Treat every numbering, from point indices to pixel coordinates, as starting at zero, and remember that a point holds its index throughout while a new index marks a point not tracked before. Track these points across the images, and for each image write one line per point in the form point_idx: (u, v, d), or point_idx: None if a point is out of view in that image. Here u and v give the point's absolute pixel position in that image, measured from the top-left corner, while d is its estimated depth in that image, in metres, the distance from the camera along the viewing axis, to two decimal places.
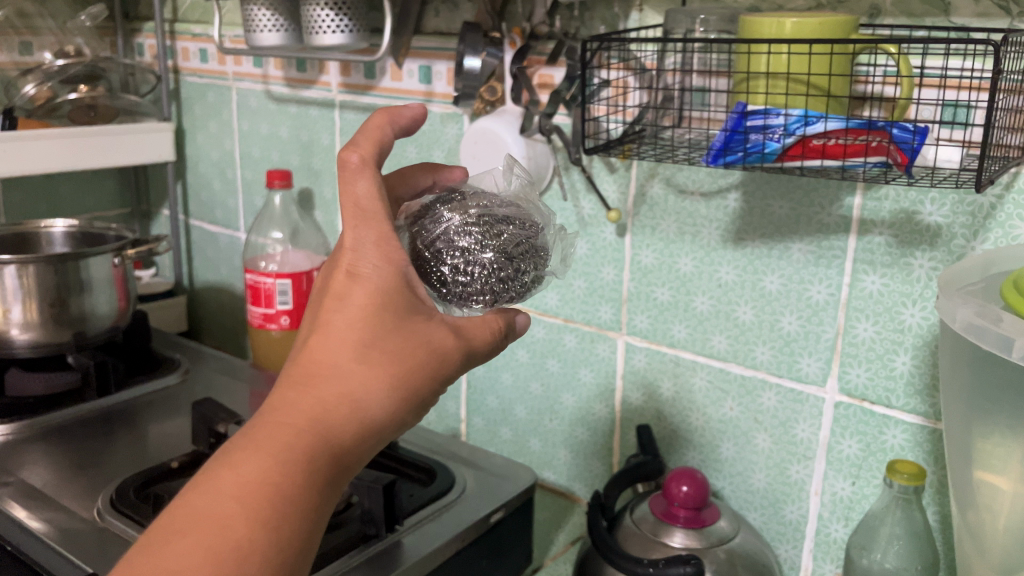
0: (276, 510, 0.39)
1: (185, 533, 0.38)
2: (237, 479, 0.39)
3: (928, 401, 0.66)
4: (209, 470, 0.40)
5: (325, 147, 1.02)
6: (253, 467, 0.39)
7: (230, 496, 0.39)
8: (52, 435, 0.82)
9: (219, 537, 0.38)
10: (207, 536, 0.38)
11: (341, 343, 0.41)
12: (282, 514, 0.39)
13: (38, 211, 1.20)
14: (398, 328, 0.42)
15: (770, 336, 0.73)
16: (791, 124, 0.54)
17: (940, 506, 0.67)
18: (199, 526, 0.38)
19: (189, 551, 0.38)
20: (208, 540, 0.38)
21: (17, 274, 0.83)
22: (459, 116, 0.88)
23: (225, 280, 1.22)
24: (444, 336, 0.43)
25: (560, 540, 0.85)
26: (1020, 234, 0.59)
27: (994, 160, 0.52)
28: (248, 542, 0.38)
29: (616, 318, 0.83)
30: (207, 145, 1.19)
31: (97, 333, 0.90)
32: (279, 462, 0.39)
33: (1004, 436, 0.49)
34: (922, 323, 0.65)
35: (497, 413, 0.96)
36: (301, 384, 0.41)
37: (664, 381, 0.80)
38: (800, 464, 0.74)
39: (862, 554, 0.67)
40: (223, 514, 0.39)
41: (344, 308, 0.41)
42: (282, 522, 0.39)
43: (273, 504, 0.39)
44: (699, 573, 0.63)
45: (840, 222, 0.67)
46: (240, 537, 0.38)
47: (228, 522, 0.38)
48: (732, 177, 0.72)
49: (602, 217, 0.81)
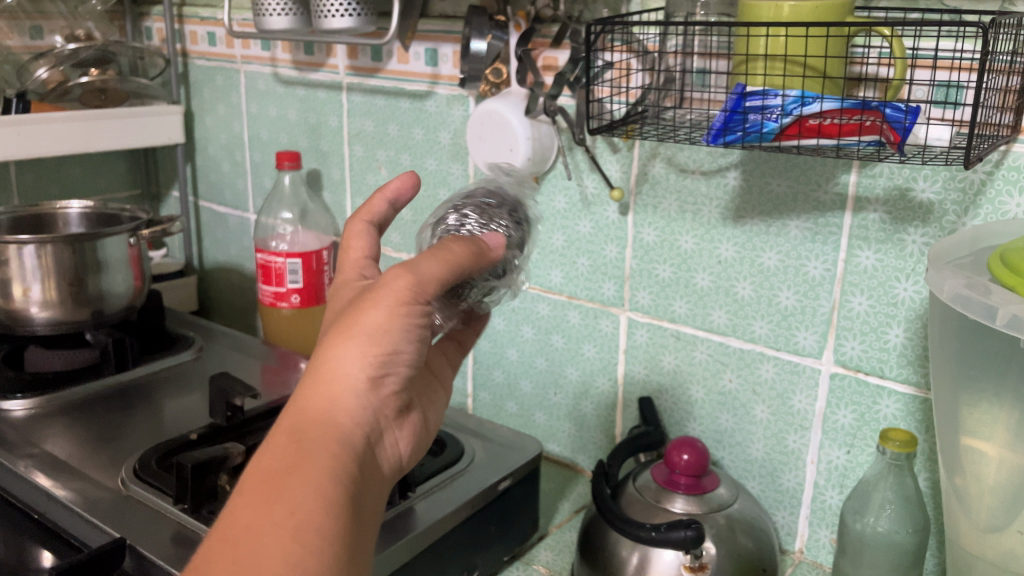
0: (274, 498, 0.43)
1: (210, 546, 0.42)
2: (249, 480, 0.44)
3: (920, 371, 0.68)
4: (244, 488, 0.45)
5: (333, 129, 1.04)
6: (262, 459, 0.45)
7: (241, 489, 0.44)
8: (72, 409, 0.85)
9: (239, 533, 0.42)
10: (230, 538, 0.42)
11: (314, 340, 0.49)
12: (280, 503, 0.43)
13: (50, 193, 1.22)
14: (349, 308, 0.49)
15: (768, 310, 0.75)
16: (789, 104, 0.56)
17: (930, 473, 0.70)
18: (220, 535, 0.43)
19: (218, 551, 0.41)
20: (226, 542, 0.42)
21: (36, 254, 0.85)
22: (464, 98, 0.90)
23: (235, 260, 1.24)
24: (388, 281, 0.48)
25: (565, 509, 0.88)
26: (1009, 210, 0.61)
27: (983, 138, 0.55)
28: (254, 534, 0.42)
29: (619, 295, 0.85)
30: (216, 128, 1.21)
31: (114, 312, 0.92)
32: (277, 450, 0.45)
33: (991, 403, 0.52)
34: (914, 297, 0.67)
35: (503, 387, 0.98)
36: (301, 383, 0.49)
37: (665, 355, 0.83)
38: (797, 433, 0.76)
39: (856, 519, 0.70)
40: (237, 516, 0.43)
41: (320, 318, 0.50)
42: (278, 504, 0.43)
43: (270, 498, 0.43)
44: (699, 537, 0.66)
45: (835, 200, 0.69)
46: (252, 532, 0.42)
47: (244, 514, 0.42)
48: (732, 156, 0.74)
49: (605, 196, 0.83)
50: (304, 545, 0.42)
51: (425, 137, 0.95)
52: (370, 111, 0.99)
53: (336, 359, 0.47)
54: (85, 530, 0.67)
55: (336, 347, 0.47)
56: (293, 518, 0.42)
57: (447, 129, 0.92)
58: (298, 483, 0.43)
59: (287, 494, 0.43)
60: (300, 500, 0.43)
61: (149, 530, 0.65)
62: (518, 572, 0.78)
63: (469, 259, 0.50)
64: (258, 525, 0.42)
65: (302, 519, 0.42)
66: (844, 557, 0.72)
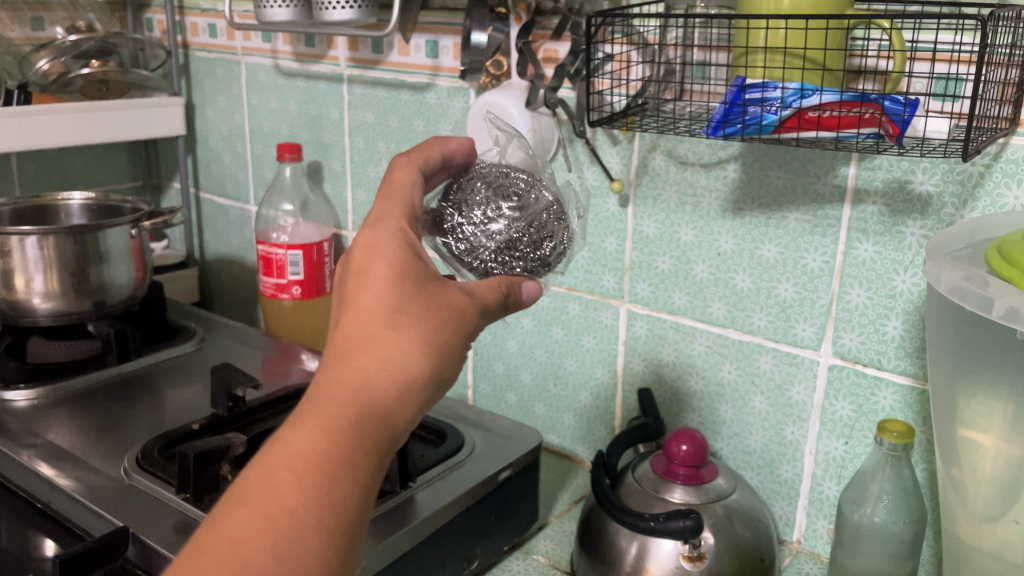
0: (321, 492, 0.39)
1: (232, 525, 0.37)
2: (289, 461, 0.39)
3: (918, 362, 0.69)
4: (261, 450, 0.40)
5: (334, 121, 1.05)
6: (304, 441, 0.40)
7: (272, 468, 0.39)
8: (75, 400, 0.85)
9: (271, 525, 0.38)
10: (262, 519, 0.38)
11: (369, 313, 0.42)
12: (327, 498, 0.39)
13: (52, 184, 1.22)
14: (422, 293, 0.43)
15: (767, 302, 0.76)
16: (789, 97, 0.56)
17: (928, 464, 0.70)
18: (243, 513, 0.38)
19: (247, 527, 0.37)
20: (262, 530, 0.37)
21: (39, 245, 0.85)
22: (465, 90, 0.90)
23: (236, 252, 1.25)
24: (460, 297, 0.45)
25: (565, 499, 0.89)
26: (1007, 203, 0.62)
27: (981, 130, 0.55)
28: (295, 529, 0.38)
29: (618, 287, 0.85)
30: (217, 119, 1.21)
31: (115, 303, 0.93)
32: (326, 438, 0.40)
33: (988, 395, 0.52)
34: (913, 289, 0.67)
35: (503, 378, 0.99)
36: (338, 358, 0.42)
37: (665, 347, 0.83)
38: (795, 425, 0.77)
39: (854, 509, 0.70)
40: (272, 500, 0.38)
41: (369, 283, 0.43)
42: (324, 498, 0.39)
43: (316, 490, 0.39)
44: (697, 527, 0.66)
45: (834, 192, 0.69)
46: (288, 518, 0.38)
47: (284, 498, 0.38)
48: (732, 148, 0.74)
49: (605, 188, 0.83)
50: (343, 546, 0.39)
51: (425, 129, 0.95)
52: (370, 103, 0.99)
53: (404, 361, 0.42)
54: (87, 519, 0.67)
55: (409, 346, 0.42)
56: (338, 518, 0.39)
57: (447, 121, 0.93)
58: (343, 476, 0.40)
59: (333, 487, 0.39)
60: (346, 498, 0.39)
61: (152, 519, 0.65)
62: (518, 562, 0.79)
63: (506, 298, 0.49)
64: (300, 513, 0.38)
65: (345, 518, 0.39)
66: (841, 548, 0.72)
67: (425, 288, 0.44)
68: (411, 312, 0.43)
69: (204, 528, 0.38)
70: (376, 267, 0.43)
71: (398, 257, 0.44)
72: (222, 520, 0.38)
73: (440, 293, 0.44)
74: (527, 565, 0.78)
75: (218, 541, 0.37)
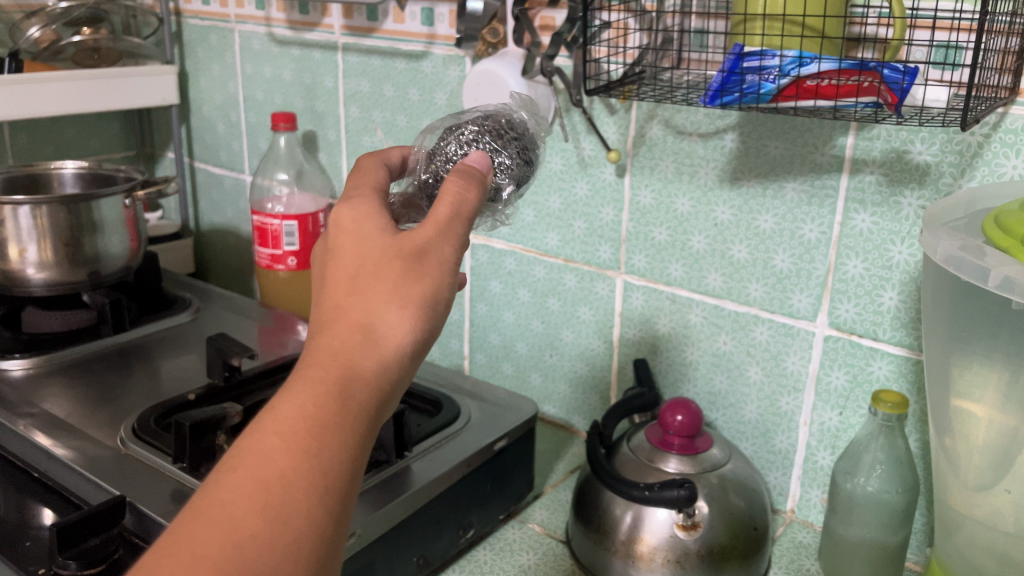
0: (310, 453, 0.38)
1: (223, 489, 0.37)
2: (277, 425, 0.39)
3: (913, 333, 0.69)
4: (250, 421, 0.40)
5: (328, 90, 1.04)
6: (290, 407, 0.39)
7: (258, 428, 0.39)
8: (71, 370, 0.85)
9: (261, 486, 0.37)
10: (253, 478, 0.37)
11: (338, 281, 0.43)
12: (316, 462, 0.38)
13: (44, 154, 1.22)
14: (385, 249, 0.43)
15: (764, 273, 0.75)
16: (787, 65, 0.55)
17: (922, 435, 0.70)
18: (233, 479, 0.37)
19: (239, 488, 0.37)
20: (253, 494, 0.37)
21: (32, 215, 0.85)
22: (460, 58, 0.89)
23: (231, 222, 1.24)
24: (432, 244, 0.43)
25: (560, 469, 0.90)
26: (1006, 172, 0.61)
27: (980, 100, 0.54)
28: (285, 493, 0.37)
29: (615, 258, 0.85)
30: (211, 88, 1.19)
31: (110, 273, 0.92)
32: (313, 403, 0.39)
33: (982, 365, 0.52)
34: (909, 259, 0.67)
35: (500, 349, 0.99)
36: (317, 329, 0.42)
37: (661, 318, 0.83)
38: (790, 395, 0.77)
39: (847, 479, 0.71)
40: (262, 464, 0.38)
41: (338, 256, 0.43)
42: (314, 461, 0.38)
43: (305, 455, 0.38)
44: (691, 496, 0.67)
45: (832, 161, 0.69)
46: (275, 480, 0.37)
47: (273, 460, 0.38)
48: (729, 118, 0.73)
49: (602, 157, 0.83)
50: (333, 507, 0.39)
51: (421, 98, 0.94)
52: (366, 71, 0.98)
53: (379, 319, 0.42)
54: (84, 487, 0.67)
55: (381, 302, 0.42)
56: (327, 481, 0.38)
57: (443, 90, 0.92)
58: (331, 435, 0.39)
59: (321, 448, 0.39)
60: (334, 458, 0.39)
61: (149, 488, 0.65)
62: (513, 531, 0.80)
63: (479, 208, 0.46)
64: (291, 473, 0.38)
65: (334, 482, 0.39)
66: (834, 517, 0.73)
67: (389, 241, 0.43)
68: (380, 269, 0.42)
69: (195, 494, 0.37)
70: (343, 241, 0.44)
71: (361, 224, 0.44)
72: (214, 485, 0.37)
73: (410, 241, 0.43)
74: (523, 534, 0.79)
75: (209, 505, 0.37)
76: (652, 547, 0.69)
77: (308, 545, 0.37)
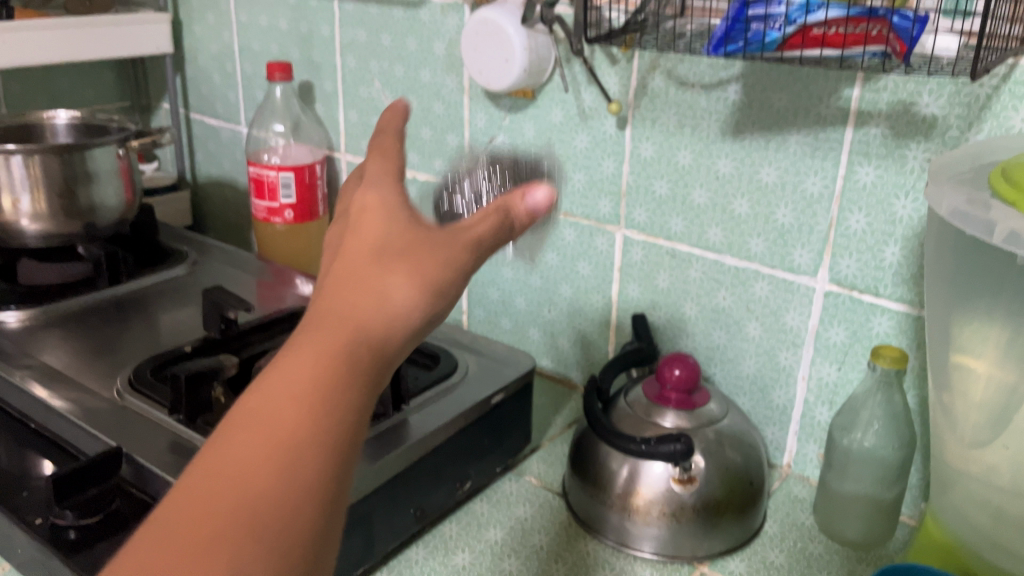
0: (309, 421, 0.35)
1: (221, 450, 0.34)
2: (279, 387, 0.36)
3: (914, 289, 0.68)
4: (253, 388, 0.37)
5: (325, 39, 1.02)
6: (299, 356, 0.36)
7: (261, 393, 0.36)
8: (67, 322, 0.85)
9: (256, 452, 0.34)
10: (247, 442, 0.34)
11: (355, 245, 0.39)
12: (322, 423, 0.35)
13: (38, 104, 1.20)
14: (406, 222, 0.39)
15: (765, 228, 0.75)
16: (793, 13, 0.53)
17: (920, 391, 0.70)
18: (229, 441, 0.35)
19: (235, 450, 0.34)
20: (248, 450, 0.34)
21: (24, 165, 0.83)
22: (459, 6, 0.87)
23: (229, 175, 1.23)
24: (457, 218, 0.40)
25: (558, 424, 0.90)
26: (1014, 125, 0.60)
27: (990, 50, 0.53)
28: (281, 455, 0.34)
29: (615, 212, 0.84)
30: (205, 37, 1.17)
31: (106, 224, 0.91)
32: (319, 359, 0.36)
33: (983, 321, 0.52)
34: (913, 214, 0.66)
35: (498, 304, 0.98)
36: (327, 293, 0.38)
37: (661, 273, 0.83)
38: (789, 351, 0.77)
39: (844, 435, 0.71)
40: (258, 428, 0.35)
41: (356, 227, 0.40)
42: (315, 428, 0.35)
43: (313, 414, 0.35)
44: (688, 450, 0.67)
45: (837, 114, 0.67)
46: (271, 445, 0.34)
47: (271, 426, 0.35)
48: (733, 69, 0.72)
49: (603, 109, 0.81)
50: (333, 478, 0.35)
51: (419, 48, 0.92)
52: (362, 19, 0.96)
53: (389, 287, 0.38)
54: (80, 438, 0.67)
55: (392, 266, 0.38)
56: (323, 450, 0.35)
57: (441, 39, 0.90)
58: (336, 405, 0.36)
59: (323, 416, 0.35)
60: (336, 427, 0.35)
61: (145, 439, 0.65)
62: (511, 484, 0.80)
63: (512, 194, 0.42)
64: (289, 439, 0.34)
65: (335, 451, 0.35)
66: (830, 472, 0.73)
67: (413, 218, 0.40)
68: (399, 240, 0.39)
69: (207, 442, 0.35)
70: (366, 210, 0.40)
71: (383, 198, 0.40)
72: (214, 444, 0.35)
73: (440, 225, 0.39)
74: (521, 488, 0.79)
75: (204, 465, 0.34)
76: (648, 500, 0.69)
77: (303, 515, 0.34)
